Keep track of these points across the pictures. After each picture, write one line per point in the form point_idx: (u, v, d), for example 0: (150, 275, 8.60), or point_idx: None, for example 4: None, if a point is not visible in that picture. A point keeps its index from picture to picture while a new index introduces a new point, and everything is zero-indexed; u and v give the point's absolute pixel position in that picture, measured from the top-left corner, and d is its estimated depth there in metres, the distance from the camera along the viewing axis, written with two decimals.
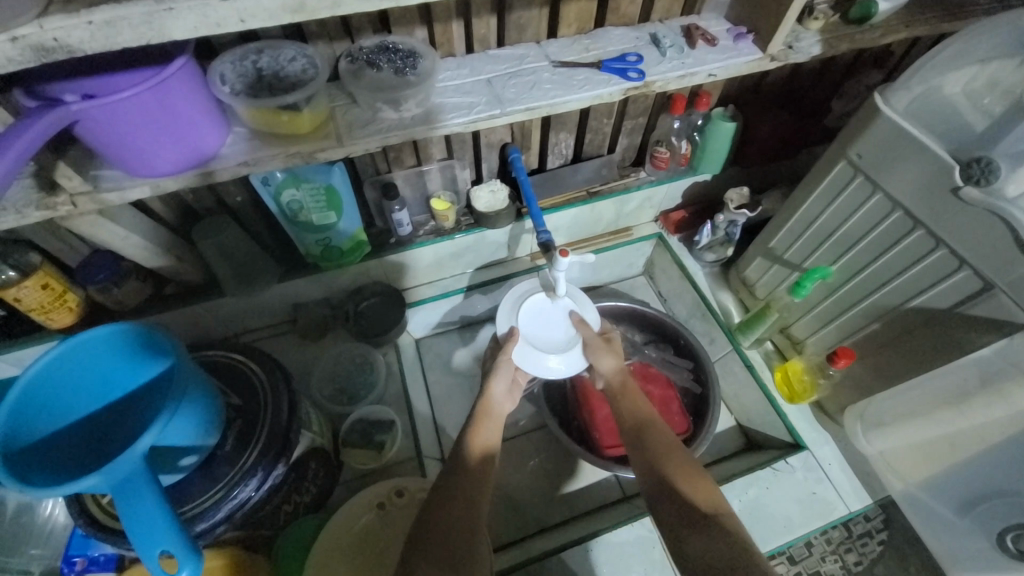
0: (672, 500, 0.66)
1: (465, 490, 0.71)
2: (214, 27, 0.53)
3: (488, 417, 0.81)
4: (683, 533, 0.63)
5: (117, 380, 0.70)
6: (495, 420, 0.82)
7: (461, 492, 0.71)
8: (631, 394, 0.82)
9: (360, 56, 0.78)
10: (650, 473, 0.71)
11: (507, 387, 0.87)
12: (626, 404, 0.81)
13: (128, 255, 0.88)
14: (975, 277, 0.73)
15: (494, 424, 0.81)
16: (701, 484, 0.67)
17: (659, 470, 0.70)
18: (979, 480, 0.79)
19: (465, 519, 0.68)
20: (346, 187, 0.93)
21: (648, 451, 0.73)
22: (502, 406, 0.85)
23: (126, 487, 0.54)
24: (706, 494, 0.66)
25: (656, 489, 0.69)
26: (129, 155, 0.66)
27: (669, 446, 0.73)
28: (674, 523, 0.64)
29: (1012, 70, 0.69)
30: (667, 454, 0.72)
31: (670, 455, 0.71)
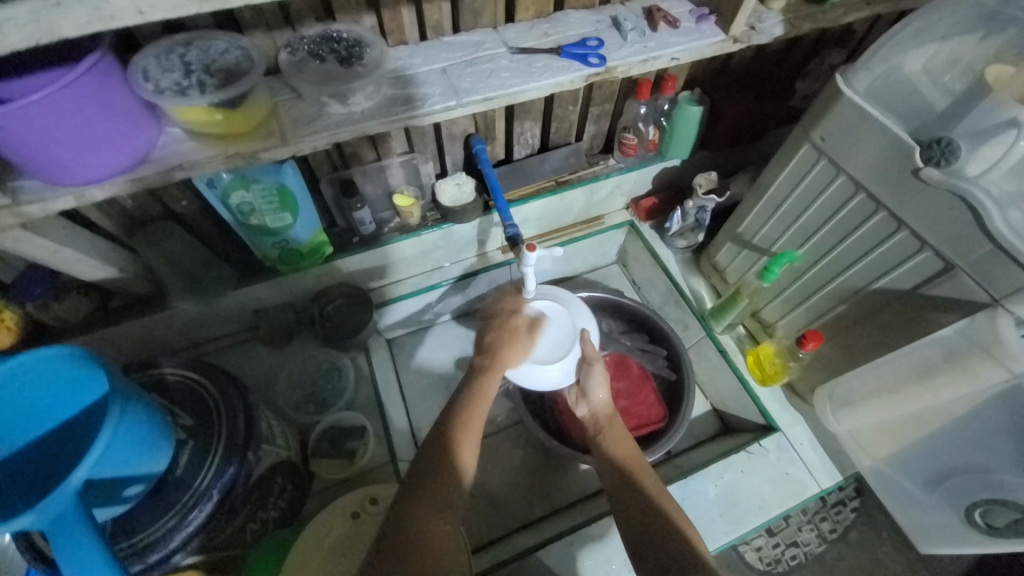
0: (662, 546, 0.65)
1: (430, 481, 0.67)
2: (110, 21, 0.48)
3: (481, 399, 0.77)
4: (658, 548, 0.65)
5: (47, 411, 0.62)
6: (482, 405, 0.77)
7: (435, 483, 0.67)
8: (615, 435, 0.84)
9: (302, 46, 0.73)
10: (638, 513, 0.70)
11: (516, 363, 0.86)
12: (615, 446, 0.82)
13: (66, 270, 0.82)
14: (937, 258, 0.73)
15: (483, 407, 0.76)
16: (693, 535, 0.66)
17: (653, 516, 0.68)
18: (944, 456, 0.81)
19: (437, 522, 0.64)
20: (300, 186, 0.87)
21: (643, 495, 0.71)
22: (495, 381, 0.81)
23: (61, 526, 0.50)
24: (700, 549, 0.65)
25: (645, 528, 0.67)
26: (46, 164, 0.60)
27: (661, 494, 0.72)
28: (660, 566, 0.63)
29: (973, 46, 0.70)
30: (660, 500, 0.71)
31: (665, 502, 0.71)
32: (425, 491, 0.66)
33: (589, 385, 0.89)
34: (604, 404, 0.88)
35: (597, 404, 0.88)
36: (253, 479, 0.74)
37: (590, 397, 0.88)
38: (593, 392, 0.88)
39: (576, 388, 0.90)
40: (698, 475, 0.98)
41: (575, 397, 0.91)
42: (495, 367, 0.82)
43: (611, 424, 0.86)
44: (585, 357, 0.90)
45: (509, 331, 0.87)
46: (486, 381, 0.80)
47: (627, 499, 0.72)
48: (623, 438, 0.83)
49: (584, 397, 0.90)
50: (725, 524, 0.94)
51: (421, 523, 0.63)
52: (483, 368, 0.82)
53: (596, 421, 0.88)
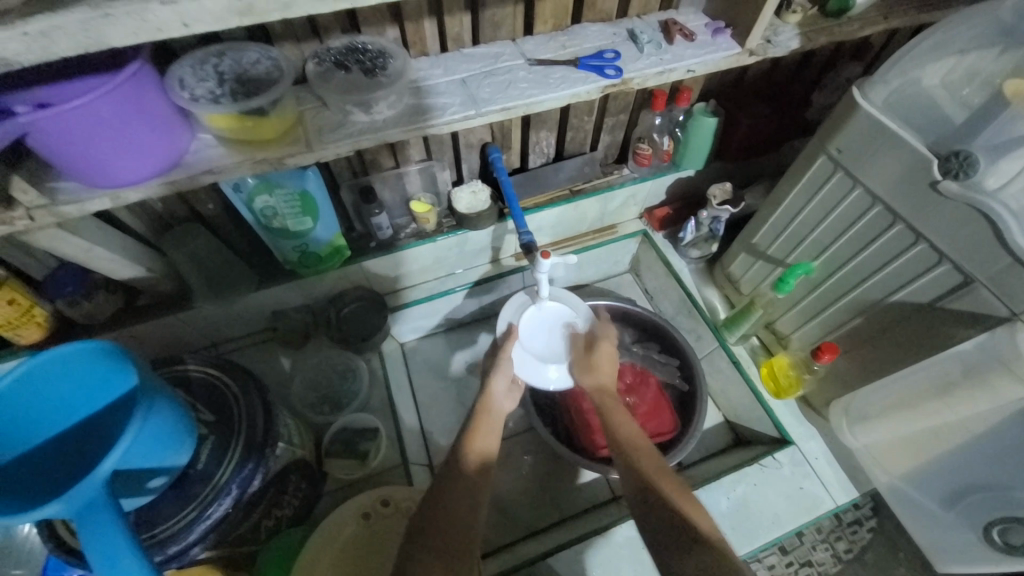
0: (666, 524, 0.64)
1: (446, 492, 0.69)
2: (155, 32, 0.50)
3: (485, 416, 0.81)
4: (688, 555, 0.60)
5: (78, 402, 0.64)
6: (489, 421, 0.81)
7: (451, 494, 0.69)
8: (614, 409, 0.81)
9: (328, 57, 0.76)
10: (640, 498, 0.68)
11: (507, 386, 0.89)
12: (622, 424, 0.78)
13: (96, 268, 0.85)
14: (955, 271, 0.72)
15: (490, 422, 0.81)
16: (693, 508, 0.66)
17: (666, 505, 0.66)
18: (964, 474, 0.79)
19: (455, 534, 0.64)
20: (321, 191, 0.90)
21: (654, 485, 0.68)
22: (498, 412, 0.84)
23: (89, 514, 0.52)
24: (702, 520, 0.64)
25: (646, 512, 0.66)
26: (86, 167, 0.63)
27: (657, 469, 0.71)
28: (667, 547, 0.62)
29: (991, 60, 0.69)
30: (655, 476, 0.70)
31: (660, 479, 0.69)
32: (436, 515, 0.66)
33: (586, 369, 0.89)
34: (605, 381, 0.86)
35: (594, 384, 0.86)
36: (269, 477, 0.75)
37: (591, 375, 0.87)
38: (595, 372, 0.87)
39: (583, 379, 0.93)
40: (710, 486, 0.97)
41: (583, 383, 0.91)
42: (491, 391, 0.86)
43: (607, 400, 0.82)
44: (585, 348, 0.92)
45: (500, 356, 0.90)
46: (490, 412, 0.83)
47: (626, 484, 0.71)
48: (619, 412, 0.80)
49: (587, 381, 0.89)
50: (738, 536, 0.93)
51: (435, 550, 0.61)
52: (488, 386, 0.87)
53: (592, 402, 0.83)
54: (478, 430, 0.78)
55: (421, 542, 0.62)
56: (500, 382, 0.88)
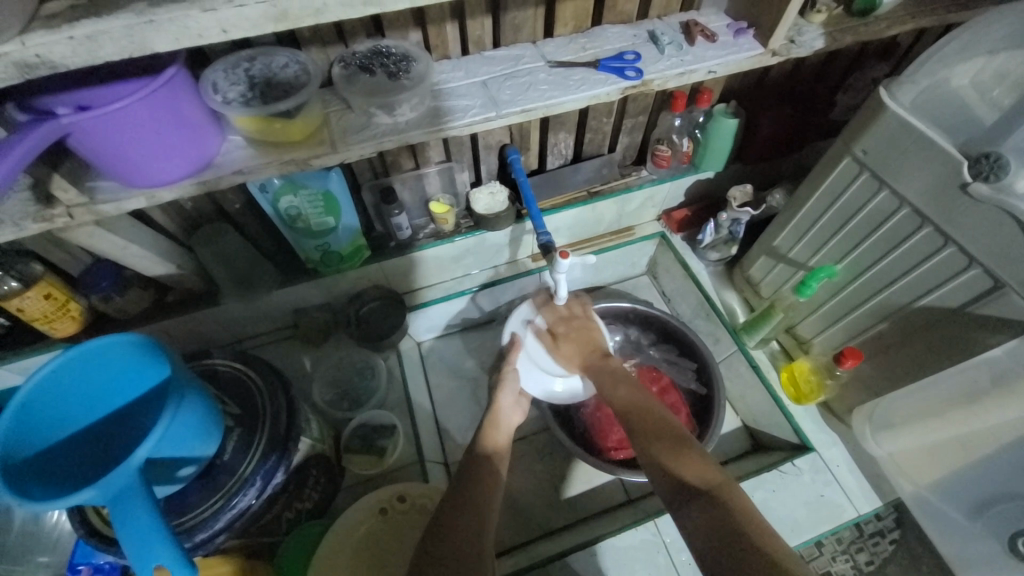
0: (671, 484, 0.63)
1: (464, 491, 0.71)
2: (196, 38, 0.53)
3: (494, 426, 0.84)
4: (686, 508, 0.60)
5: (112, 392, 0.67)
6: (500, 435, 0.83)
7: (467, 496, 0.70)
8: (609, 381, 0.83)
9: (354, 61, 0.78)
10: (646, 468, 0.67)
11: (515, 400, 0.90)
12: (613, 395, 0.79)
13: (129, 265, 0.89)
14: (986, 275, 0.71)
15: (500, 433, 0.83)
16: (695, 462, 0.65)
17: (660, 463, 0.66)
18: (995, 484, 0.77)
19: (473, 531, 0.65)
20: (344, 192, 0.92)
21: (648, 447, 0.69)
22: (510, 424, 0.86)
23: (124, 499, 0.54)
24: (706, 471, 0.63)
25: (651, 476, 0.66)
26: (123, 167, 0.66)
27: (658, 431, 0.71)
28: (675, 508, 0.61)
29: (1021, 62, 0.66)
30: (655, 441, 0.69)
31: (659, 441, 0.69)
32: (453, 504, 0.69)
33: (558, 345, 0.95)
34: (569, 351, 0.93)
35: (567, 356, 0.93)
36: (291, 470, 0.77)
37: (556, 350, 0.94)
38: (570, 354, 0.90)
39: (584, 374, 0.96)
40: None
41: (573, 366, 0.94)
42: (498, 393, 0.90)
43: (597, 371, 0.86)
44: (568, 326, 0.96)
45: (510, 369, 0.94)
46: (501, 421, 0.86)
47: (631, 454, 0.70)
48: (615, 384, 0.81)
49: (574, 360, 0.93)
50: None
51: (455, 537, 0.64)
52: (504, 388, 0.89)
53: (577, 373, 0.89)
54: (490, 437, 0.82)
55: (441, 530, 0.65)
56: (507, 397, 0.90)
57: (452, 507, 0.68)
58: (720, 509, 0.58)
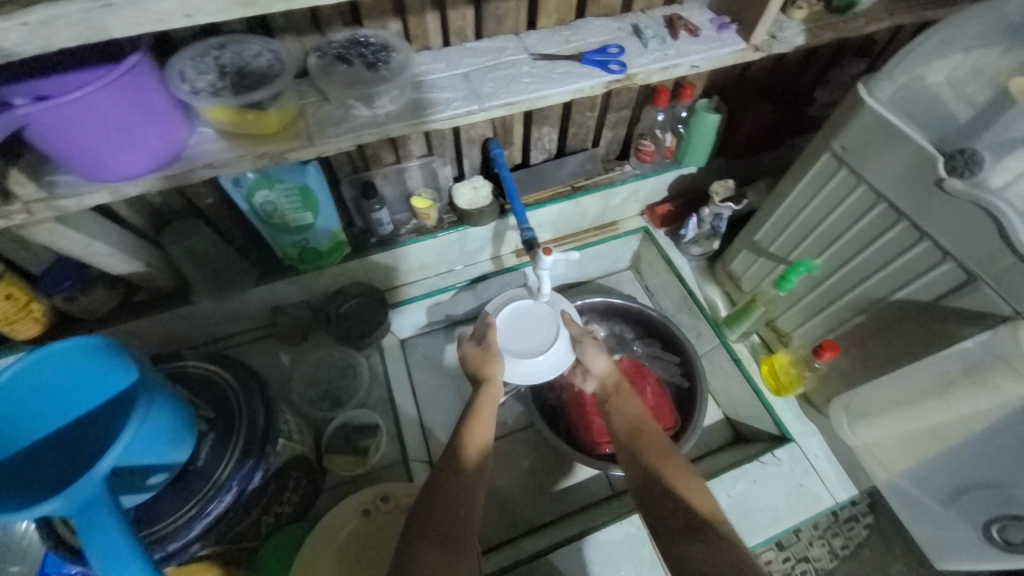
0: (672, 513, 0.65)
1: (439, 495, 0.68)
2: (157, 23, 0.50)
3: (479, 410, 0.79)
4: (690, 542, 0.61)
5: (76, 398, 0.63)
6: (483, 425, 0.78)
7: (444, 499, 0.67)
8: (623, 399, 0.83)
9: (330, 50, 0.75)
10: (649, 489, 0.69)
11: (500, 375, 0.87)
12: (623, 413, 0.81)
13: (95, 263, 0.85)
14: (959, 269, 0.72)
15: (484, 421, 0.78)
16: (702, 496, 0.66)
17: (665, 492, 0.67)
18: (965, 472, 0.79)
19: (451, 516, 0.66)
20: (322, 186, 0.89)
21: (654, 472, 0.70)
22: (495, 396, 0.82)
23: (88, 511, 0.52)
24: (710, 507, 0.65)
25: (652, 498, 0.68)
26: (84, 160, 0.63)
27: (666, 455, 0.72)
28: (673, 536, 0.63)
29: (995, 59, 0.69)
30: (662, 463, 0.70)
31: (666, 465, 0.70)
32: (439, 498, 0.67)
33: (587, 360, 0.91)
34: (606, 371, 0.89)
35: (602, 373, 0.89)
36: (269, 473, 0.75)
37: (593, 369, 0.90)
38: (593, 364, 0.90)
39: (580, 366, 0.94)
40: (710, 483, 0.98)
41: (582, 375, 0.95)
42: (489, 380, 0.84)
43: (617, 388, 0.85)
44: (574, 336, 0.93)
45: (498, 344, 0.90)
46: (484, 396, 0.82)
47: (633, 472, 0.72)
48: (629, 399, 0.82)
49: (588, 373, 0.92)
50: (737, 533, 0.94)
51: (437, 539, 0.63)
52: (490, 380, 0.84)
53: (604, 389, 0.87)
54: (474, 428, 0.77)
55: (425, 522, 0.65)
56: (495, 368, 0.86)
57: (429, 510, 0.66)
58: (723, 545, 0.58)
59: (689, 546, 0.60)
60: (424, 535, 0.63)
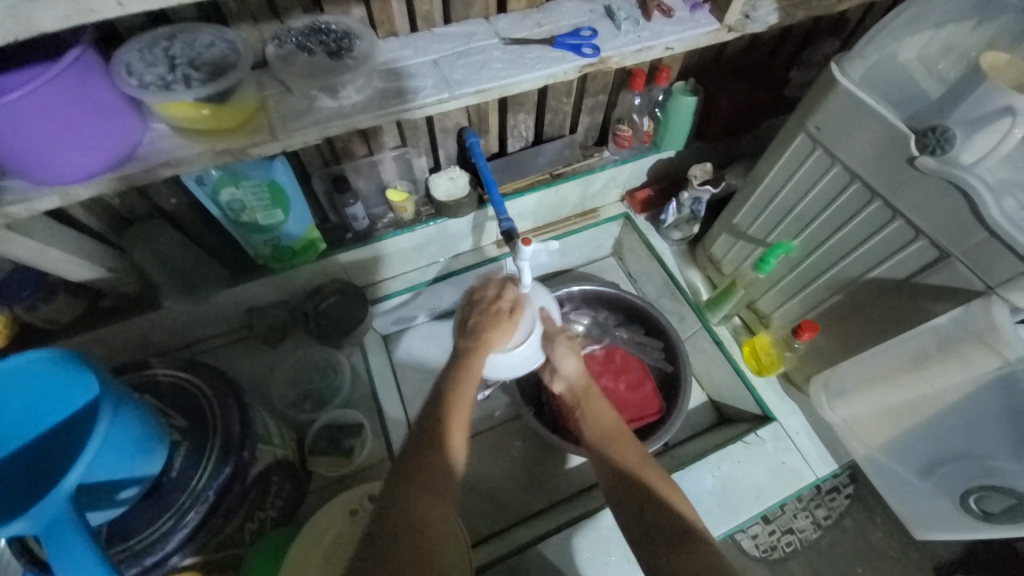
0: (653, 522, 0.66)
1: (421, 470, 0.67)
2: (89, 15, 0.46)
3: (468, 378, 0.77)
4: (667, 551, 0.63)
5: (38, 414, 0.60)
6: (462, 411, 0.74)
7: (423, 478, 0.66)
8: (593, 402, 0.86)
9: (289, 39, 0.72)
10: (629, 495, 0.70)
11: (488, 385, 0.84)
12: (594, 418, 0.83)
13: (53, 271, 0.81)
14: (931, 246, 0.73)
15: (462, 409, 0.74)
16: (681, 503, 0.68)
17: (644, 495, 0.69)
18: (940, 444, 0.81)
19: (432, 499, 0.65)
20: (291, 181, 0.86)
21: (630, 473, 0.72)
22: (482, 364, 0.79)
23: (56, 530, 0.50)
24: (690, 514, 0.67)
25: (631, 504, 0.69)
26: (29, 164, 0.59)
27: (641, 460, 0.73)
28: (651, 540, 0.65)
29: (967, 33, 0.71)
30: (639, 468, 0.72)
31: (643, 469, 0.72)
32: (415, 474, 0.67)
33: (556, 359, 0.89)
34: (576, 374, 0.89)
35: (571, 375, 0.89)
36: (249, 479, 0.74)
37: (561, 371, 0.89)
38: (563, 365, 0.89)
39: (548, 365, 0.91)
40: (695, 466, 0.99)
41: (549, 374, 0.92)
42: (479, 349, 0.80)
43: (587, 393, 0.87)
44: (548, 334, 0.89)
45: (493, 314, 0.82)
46: (472, 361, 0.79)
47: (610, 477, 0.73)
48: (600, 405, 0.84)
49: (556, 373, 0.90)
50: (723, 513, 0.95)
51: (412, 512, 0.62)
52: (465, 350, 0.80)
53: (573, 393, 0.89)
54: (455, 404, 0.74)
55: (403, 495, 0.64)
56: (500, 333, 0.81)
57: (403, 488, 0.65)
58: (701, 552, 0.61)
59: (667, 555, 0.62)
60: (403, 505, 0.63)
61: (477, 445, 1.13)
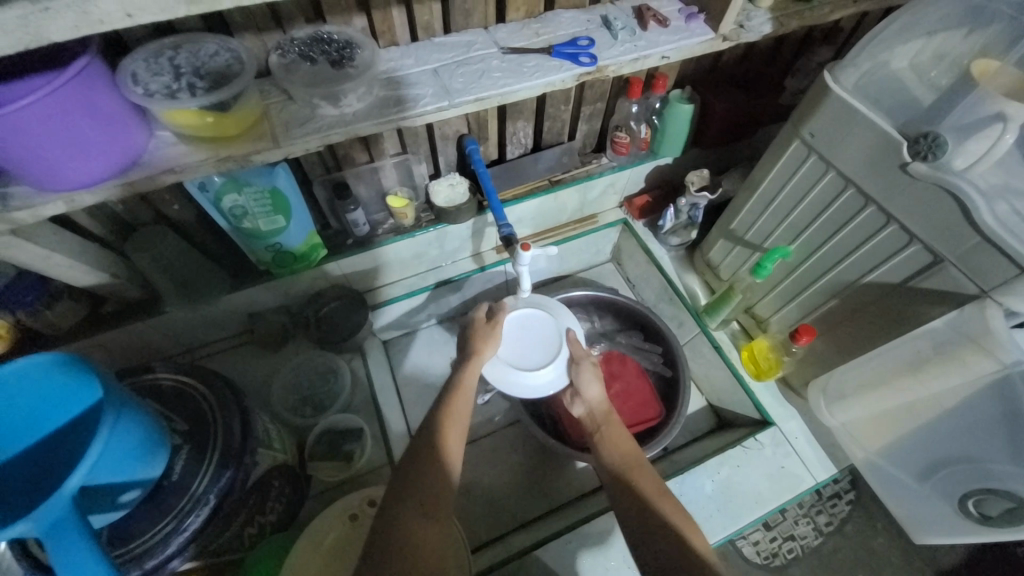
0: (667, 550, 0.63)
1: (416, 479, 0.67)
2: (97, 25, 0.47)
3: (461, 391, 0.78)
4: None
5: (41, 418, 0.61)
6: (459, 422, 0.75)
7: (416, 485, 0.66)
8: (612, 432, 0.81)
9: (292, 48, 0.73)
10: (638, 517, 0.69)
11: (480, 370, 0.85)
12: (613, 447, 0.79)
13: (56, 276, 0.81)
14: (925, 251, 0.74)
15: (459, 420, 0.75)
16: (693, 533, 0.65)
17: (658, 523, 0.66)
18: (939, 448, 0.81)
19: (434, 499, 0.66)
20: (293, 188, 0.87)
21: (640, 497, 0.70)
22: (473, 375, 0.82)
23: (58, 533, 0.50)
24: (702, 547, 0.63)
25: (642, 528, 0.67)
26: (37, 170, 0.60)
27: (658, 492, 0.71)
28: (664, 568, 0.62)
29: (959, 41, 0.71)
30: (654, 498, 0.70)
31: (659, 498, 0.69)
32: (412, 478, 0.67)
33: (580, 383, 0.88)
34: (598, 401, 0.86)
35: (592, 401, 0.86)
36: (250, 483, 0.74)
37: (584, 395, 0.86)
38: (587, 390, 0.87)
39: (570, 390, 0.90)
40: (695, 470, 0.99)
41: (569, 398, 0.89)
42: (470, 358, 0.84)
43: (608, 421, 0.83)
44: (573, 357, 0.91)
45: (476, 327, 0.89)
46: (465, 375, 0.81)
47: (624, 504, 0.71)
48: (621, 434, 0.80)
49: (578, 396, 0.88)
50: (723, 518, 0.95)
51: (411, 514, 0.63)
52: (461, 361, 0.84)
53: (593, 419, 0.85)
54: (448, 419, 0.74)
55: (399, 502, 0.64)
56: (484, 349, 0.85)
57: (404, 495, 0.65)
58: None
59: None
60: (401, 508, 0.64)
61: (477, 450, 1.13)
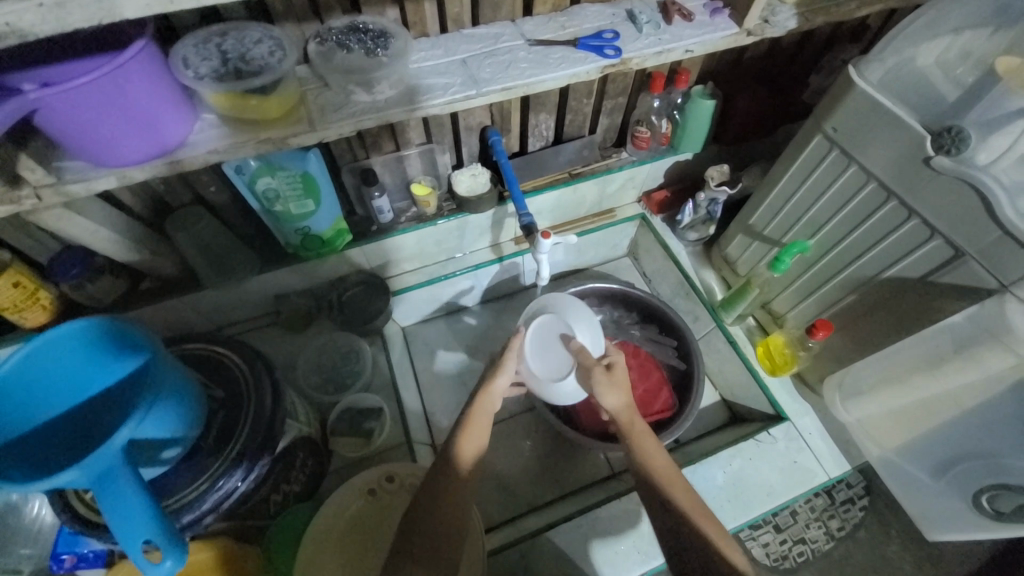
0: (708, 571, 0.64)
1: (440, 493, 0.70)
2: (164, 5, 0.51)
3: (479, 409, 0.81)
4: None
5: (89, 378, 0.65)
6: (478, 435, 0.78)
7: (448, 502, 0.69)
8: (640, 441, 0.78)
9: (330, 37, 0.77)
10: (680, 539, 0.69)
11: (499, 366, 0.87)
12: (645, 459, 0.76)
13: (100, 249, 0.86)
14: (947, 246, 0.74)
15: (479, 429, 0.78)
16: (734, 552, 0.65)
17: (699, 543, 0.66)
18: (957, 443, 0.81)
19: (456, 517, 0.69)
20: (323, 173, 0.90)
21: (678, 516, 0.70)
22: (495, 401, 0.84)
23: (106, 481, 0.54)
24: (740, 563, 0.64)
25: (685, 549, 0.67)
26: (93, 145, 0.64)
27: (696, 510, 0.70)
28: None
29: (984, 40, 0.70)
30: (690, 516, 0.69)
31: (695, 516, 0.69)
32: (434, 487, 0.70)
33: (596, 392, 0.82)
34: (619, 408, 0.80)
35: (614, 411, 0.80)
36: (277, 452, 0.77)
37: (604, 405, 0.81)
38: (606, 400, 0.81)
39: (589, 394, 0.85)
40: (708, 461, 1.00)
41: None
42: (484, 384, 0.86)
43: (631, 430, 0.79)
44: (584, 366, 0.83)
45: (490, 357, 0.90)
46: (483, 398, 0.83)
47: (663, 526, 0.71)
48: (651, 445, 0.77)
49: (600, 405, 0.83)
50: (733, 508, 0.96)
51: (438, 526, 0.67)
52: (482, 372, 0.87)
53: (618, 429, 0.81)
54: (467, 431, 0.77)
55: (421, 508, 0.68)
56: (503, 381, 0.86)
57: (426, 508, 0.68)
58: None
59: None
60: (429, 519, 0.67)
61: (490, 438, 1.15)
